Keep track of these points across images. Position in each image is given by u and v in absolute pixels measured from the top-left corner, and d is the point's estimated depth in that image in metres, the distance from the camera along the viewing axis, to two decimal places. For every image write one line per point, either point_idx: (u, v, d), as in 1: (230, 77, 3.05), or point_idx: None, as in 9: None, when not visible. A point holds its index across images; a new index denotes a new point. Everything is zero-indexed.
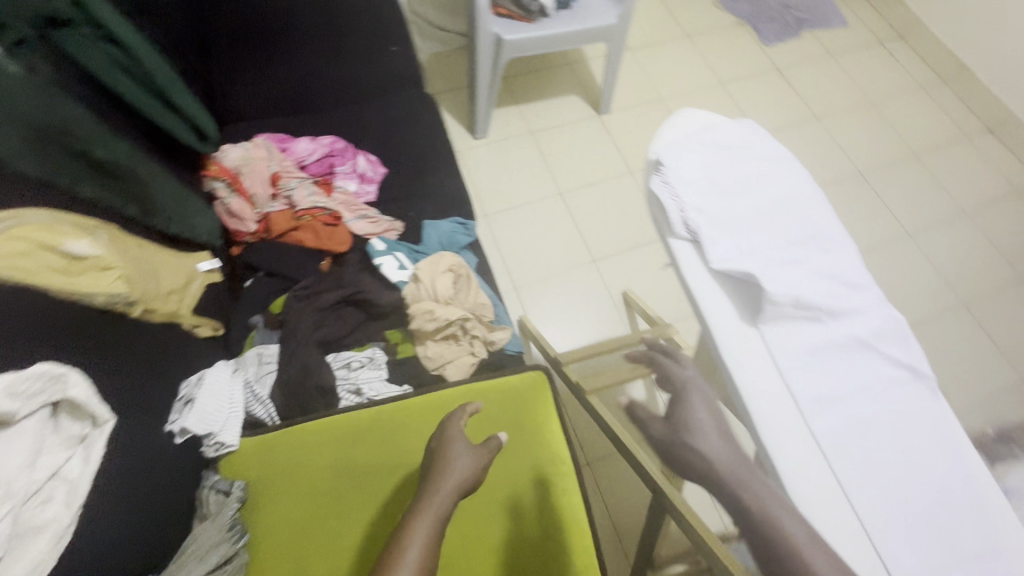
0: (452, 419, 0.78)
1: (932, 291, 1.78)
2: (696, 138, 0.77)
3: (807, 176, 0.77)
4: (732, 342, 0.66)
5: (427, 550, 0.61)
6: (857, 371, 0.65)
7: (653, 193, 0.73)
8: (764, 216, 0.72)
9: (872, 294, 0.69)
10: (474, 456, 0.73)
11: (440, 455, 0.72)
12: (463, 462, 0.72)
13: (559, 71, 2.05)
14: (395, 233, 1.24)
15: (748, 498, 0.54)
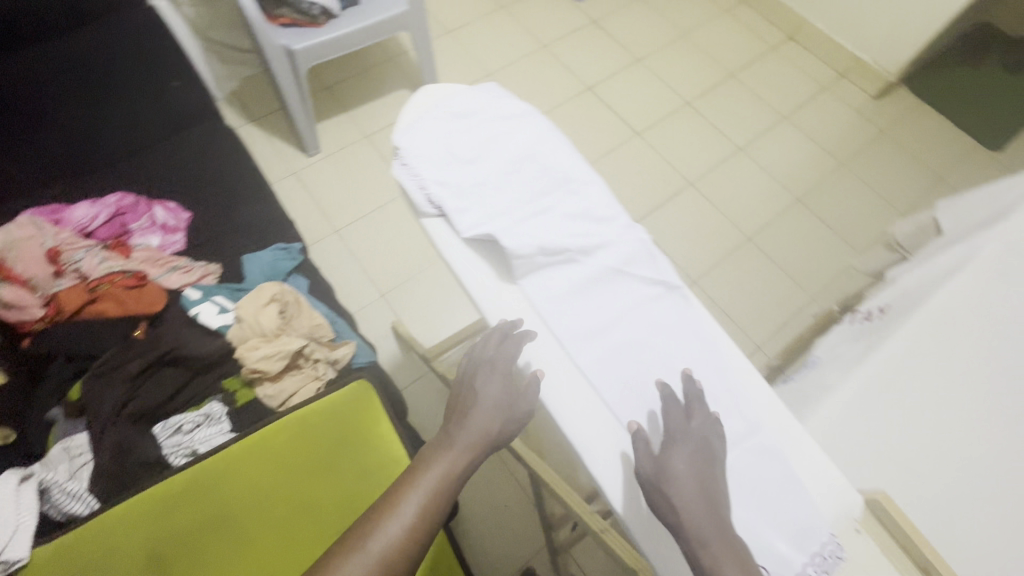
0: (508, 343, 0.65)
1: (769, 195, 1.92)
2: (433, 114, 0.78)
3: (547, 124, 0.79)
4: (496, 303, 0.68)
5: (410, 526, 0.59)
6: (615, 300, 0.69)
7: (397, 178, 0.75)
8: (508, 174, 0.74)
9: (621, 223, 0.72)
10: (503, 400, 0.63)
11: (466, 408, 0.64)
12: (498, 418, 0.63)
13: (381, 68, 2.01)
14: (213, 277, 1.17)
15: (687, 490, 0.56)
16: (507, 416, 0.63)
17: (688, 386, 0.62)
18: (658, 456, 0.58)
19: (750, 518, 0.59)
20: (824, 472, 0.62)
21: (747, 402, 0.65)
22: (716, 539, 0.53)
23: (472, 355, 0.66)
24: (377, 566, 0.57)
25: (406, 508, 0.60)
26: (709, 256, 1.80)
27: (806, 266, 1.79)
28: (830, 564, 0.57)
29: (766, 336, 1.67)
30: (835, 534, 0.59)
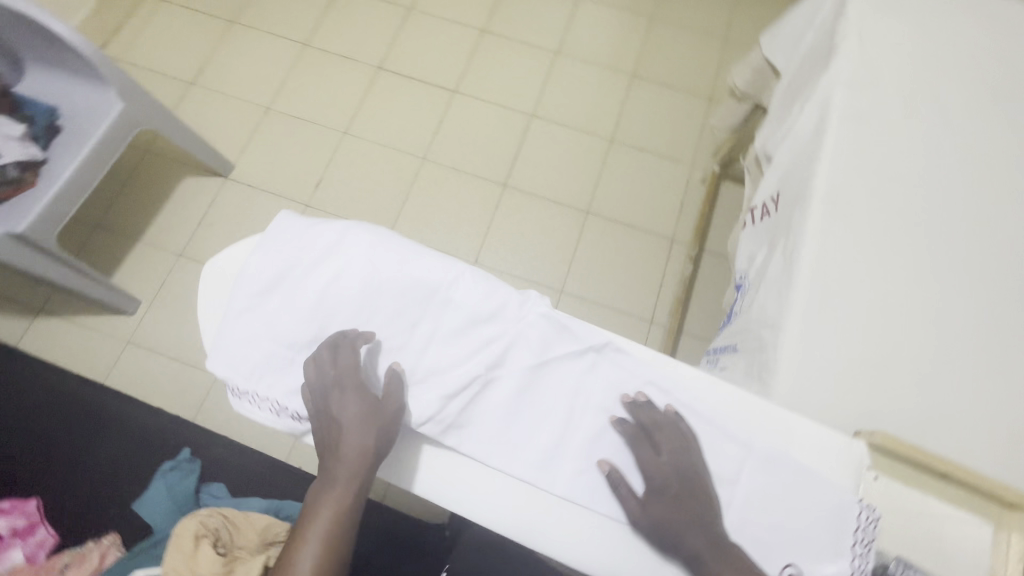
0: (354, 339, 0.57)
1: (607, 84, 1.82)
2: (239, 304, 0.59)
3: (373, 232, 0.63)
4: (441, 483, 0.57)
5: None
6: (555, 397, 0.59)
7: (244, 411, 0.57)
8: (367, 327, 0.59)
9: (514, 305, 0.61)
10: (364, 405, 0.54)
11: (332, 431, 0.54)
12: (365, 412, 0.54)
13: (144, 170, 1.64)
14: (118, 548, 0.95)
15: (680, 529, 0.53)
16: (379, 424, 0.54)
17: (643, 414, 0.58)
18: (640, 504, 0.55)
19: (793, 539, 0.55)
20: (822, 440, 0.59)
21: (728, 420, 0.59)
22: (721, 562, 0.52)
23: (317, 369, 0.56)
24: None
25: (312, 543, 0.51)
26: (588, 176, 1.71)
27: (674, 136, 1.75)
28: (873, 533, 0.56)
29: (675, 225, 1.64)
30: (862, 497, 0.58)
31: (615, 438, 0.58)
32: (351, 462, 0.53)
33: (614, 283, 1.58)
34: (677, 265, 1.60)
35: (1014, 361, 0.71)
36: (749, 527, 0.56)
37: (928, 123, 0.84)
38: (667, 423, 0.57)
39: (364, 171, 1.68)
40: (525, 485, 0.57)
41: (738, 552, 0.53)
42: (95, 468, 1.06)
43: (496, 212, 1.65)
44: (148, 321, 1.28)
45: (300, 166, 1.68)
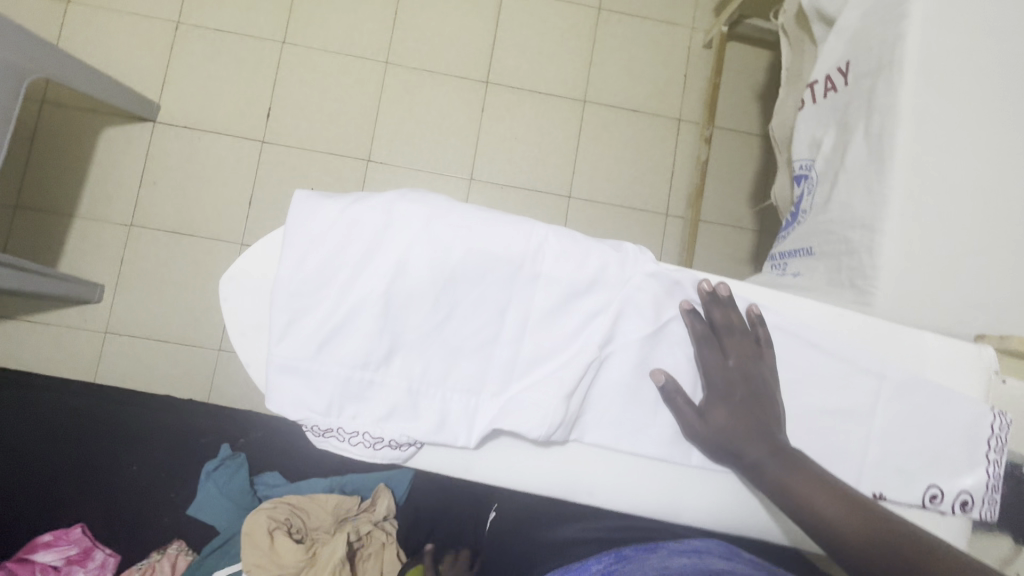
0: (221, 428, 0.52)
1: None
2: (282, 326, 0.46)
3: (421, 202, 0.49)
4: (570, 479, 0.50)
5: None
6: (674, 367, 0.52)
7: (327, 449, 0.47)
8: (448, 324, 0.49)
9: (613, 267, 0.51)
10: None
11: None
12: None
13: (50, 129, 1.34)
14: (188, 553, 0.93)
15: (742, 436, 0.49)
16: None
17: (715, 313, 0.51)
18: (700, 415, 0.50)
19: (934, 460, 0.54)
20: (951, 352, 0.56)
21: (860, 351, 0.54)
22: (779, 466, 0.47)
23: None
24: None
25: None
26: (579, 58, 1.49)
27: None
28: (1006, 437, 0.55)
29: (680, 102, 1.48)
30: (993, 405, 0.55)
31: (687, 354, 0.52)
32: None
33: (624, 178, 1.46)
34: (687, 148, 1.48)
35: None
36: (891, 457, 0.53)
37: None
38: (742, 328, 0.51)
39: (319, 89, 1.42)
40: (659, 462, 0.52)
41: (800, 456, 0.48)
42: (130, 480, 0.99)
43: (482, 116, 1.45)
44: (120, 310, 1.11)
45: (240, 93, 1.40)
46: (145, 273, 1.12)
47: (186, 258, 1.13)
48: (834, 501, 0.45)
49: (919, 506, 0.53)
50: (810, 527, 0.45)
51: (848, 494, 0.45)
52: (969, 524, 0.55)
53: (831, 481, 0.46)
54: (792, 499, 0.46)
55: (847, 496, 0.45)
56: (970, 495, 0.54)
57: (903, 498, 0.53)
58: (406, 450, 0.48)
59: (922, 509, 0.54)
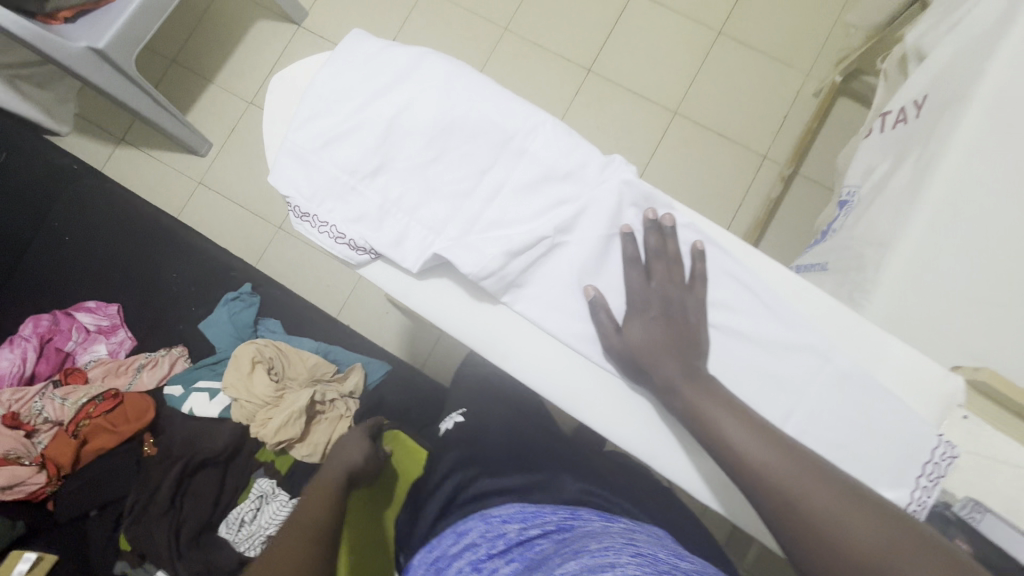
0: None
1: None
2: (302, 119, 0.55)
3: (447, 60, 0.56)
4: (489, 336, 0.54)
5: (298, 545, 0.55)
6: (607, 285, 0.54)
7: (303, 234, 0.55)
8: (433, 166, 0.55)
9: (592, 167, 0.54)
10: None
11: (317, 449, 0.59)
12: None
13: (221, 8, 1.59)
14: (185, 359, 1.07)
15: (652, 353, 0.50)
16: None
17: (651, 238, 0.53)
18: (617, 329, 0.52)
19: (854, 461, 0.51)
20: (913, 364, 0.53)
21: (811, 327, 0.53)
22: (689, 390, 0.48)
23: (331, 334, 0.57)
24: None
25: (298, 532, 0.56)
26: (683, 71, 1.51)
27: (798, 33, 1.49)
28: (946, 469, 0.51)
29: (771, 140, 1.46)
30: (943, 434, 0.51)
31: (618, 272, 0.54)
32: None
33: (689, 194, 1.46)
34: (763, 185, 1.45)
35: None
36: (807, 440, 0.51)
37: None
38: (673, 256, 0.53)
39: (439, 35, 1.56)
40: (574, 354, 0.54)
41: (717, 386, 0.48)
42: (168, 287, 1.14)
43: (574, 98, 1.52)
44: (218, 166, 1.28)
45: (375, 22, 1.57)
46: (246, 142, 1.29)
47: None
48: (747, 431, 0.45)
49: None
50: (713, 451, 0.46)
51: (766, 430, 0.45)
52: None
53: (749, 415, 0.46)
54: (696, 423, 0.47)
55: (761, 430, 0.45)
56: None
57: None
58: (362, 257, 0.55)
59: None
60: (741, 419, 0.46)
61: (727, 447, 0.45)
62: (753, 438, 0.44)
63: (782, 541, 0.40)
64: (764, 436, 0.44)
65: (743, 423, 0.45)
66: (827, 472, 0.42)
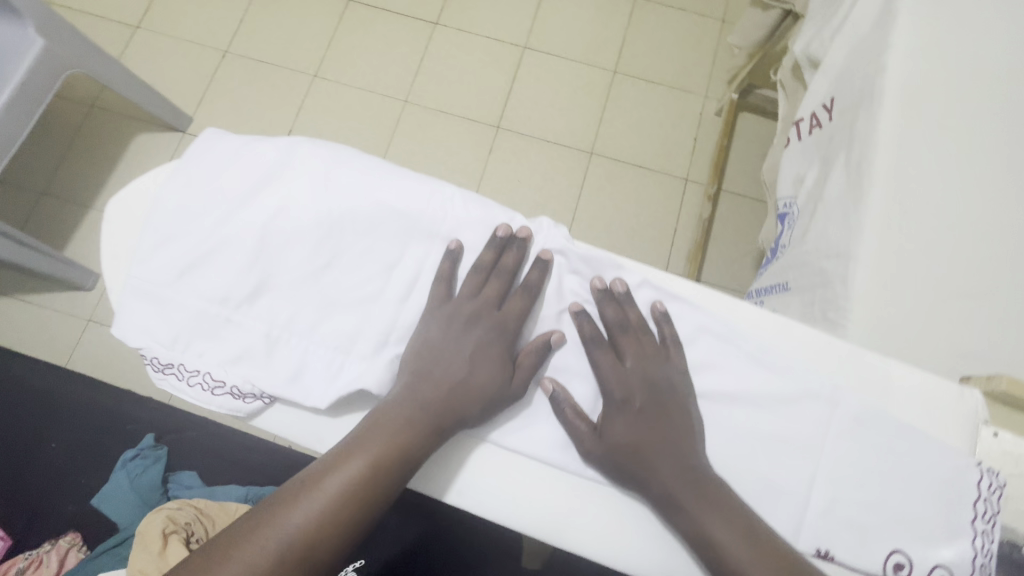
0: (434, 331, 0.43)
1: (608, 5, 1.59)
2: (150, 245, 0.43)
3: (325, 148, 0.48)
4: (432, 470, 0.42)
5: None
6: (574, 371, 0.45)
7: (168, 392, 0.42)
8: (327, 272, 0.44)
9: (519, 244, 0.46)
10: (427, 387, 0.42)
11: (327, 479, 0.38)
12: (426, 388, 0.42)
13: (92, 129, 1.45)
14: (80, 548, 0.85)
15: (642, 454, 0.41)
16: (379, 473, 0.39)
17: (608, 311, 0.45)
18: (595, 429, 0.42)
19: (898, 521, 0.43)
20: (922, 386, 0.46)
21: (804, 371, 0.45)
22: (693, 502, 0.39)
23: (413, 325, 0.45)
24: None
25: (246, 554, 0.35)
26: (589, 113, 1.51)
27: (687, 62, 1.54)
28: (999, 503, 0.43)
29: (689, 163, 1.47)
30: (981, 460, 0.44)
31: (578, 359, 0.45)
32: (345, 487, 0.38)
33: (624, 230, 1.43)
34: (692, 208, 1.44)
35: None
36: (841, 509, 0.43)
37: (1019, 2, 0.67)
38: (639, 326, 0.45)
39: (338, 119, 1.50)
40: (546, 468, 0.43)
41: (724, 490, 0.40)
42: (49, 460, 0.94)
43: (489, 156, 1.48)
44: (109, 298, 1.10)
45: (267, 117, 1.49)
46: None
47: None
48: (758, 557, 0.38)
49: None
50: None
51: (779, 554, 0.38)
52: None
53: (760, 531, 0.39)
54: (703, 546, 0.39)
55: (773, 551, 0.38)
56: (947, 572, 0.42)
57: (855, 562, 0.42)
58: (251, 404, 0.42)
59: None
60: (753, 543, 0.38)
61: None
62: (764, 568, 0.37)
63: None
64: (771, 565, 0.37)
65: (756, 548, 0.38)
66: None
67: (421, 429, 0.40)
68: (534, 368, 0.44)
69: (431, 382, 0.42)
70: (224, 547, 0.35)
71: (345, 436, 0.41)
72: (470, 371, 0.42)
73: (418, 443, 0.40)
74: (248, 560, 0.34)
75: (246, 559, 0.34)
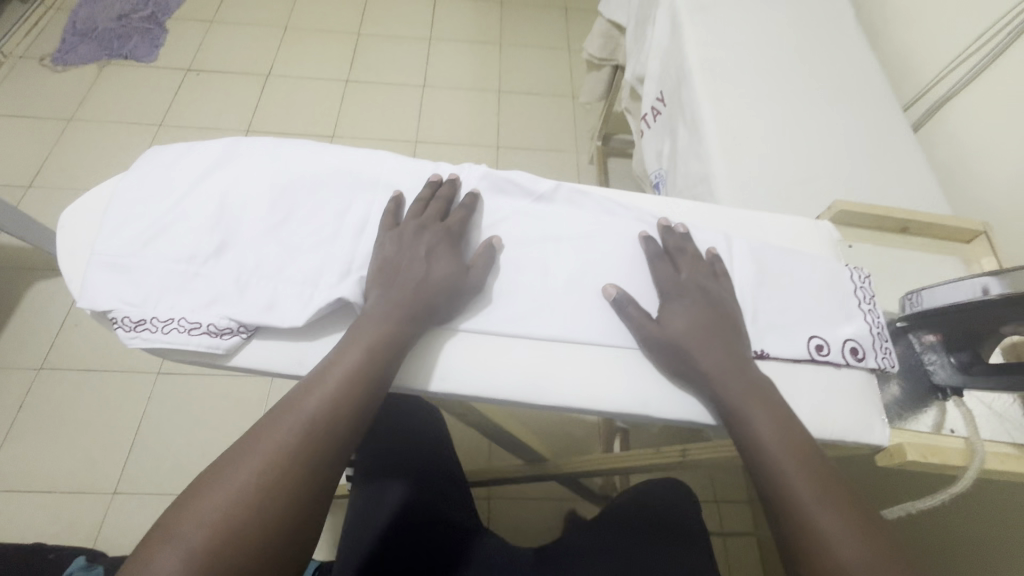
0: (392, 243, 0.48)
1: (478, 100, 1.89)
2: (109, 229, 0.47)
3: (265, 140, 0.55)
4: (413, 364, 0.46)
5: (261, 474, 0.36)
6: (525, 261, 0.52)
7: (143, 348, 0.43)
8: (286, 225, 0.50)
9: (448, 187, 0.52)
10: (401, 286, 0.45)
11: (328, 373, 0.41)
12: (399, 291, 0.45)
13: None
14: None
15: (698, 339, 0.45)
16: (374, 358, 0.42)
17: (668, 239, 0.52)
18: (656, 321, 0.47)
19: (809, 314, 0.52)
20: (787, 224, 0.59)
21: (700, 228, 0.56)
22: (738, 384, 0.43)
23: (384, 244, 0.48)
24: (225, 510, 0.35)
25: (268, 445, 0.37)
26: None
27: (553, 129, 1.85)
28: (870, 288, 0.55)
29: None
30: (850, 264, 0.56)
31: (643, 276, 0.51)
32: (345, 376, 0.41)
33: None
34: None
35: (901, 150, 0.79)
36: (762, 317, 0.51)
37: (759, 7, 0.96)
38: (695, 253, 0.51)
39: None
40: (520, 341, 0.48)
41: (764, 379, 0.45)
42: None
43: None
44: (7, 460, 0.99)
45: None
46: (40, 412, 1.03)
47: (91, 392, 1.06)
48: (777, 428, 0.42)
49: (808, 358, 0.50)
50: (741, 449, 0.42)
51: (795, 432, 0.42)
52: (873, 378, 0.50)
53: (785, 413, 0.43)
54: (733, 417, 0.43)
55: (790, 428, 0.42)
56: (857, 342, 0.51)
57: (786, 353, 0.49)
58: (226, 338, 0.43)
59: (815, 364, 0.50)
60: (769, 411, 0.43)
61: (761, 446, 0.41)
62: (782, 439, 0.41)
63: (772, 527, 0.40)
64: (785, 438, 0.41)
65: (777, 422, 0.42)
66: (835, 479, 0.40)
67: (390, 337, 0.43)
68: (487, 267, 0.49)
69: (394, 291, 0.45)
70: (210, 480, 0.36)
71: (337, 341, 0.44)
72: (428, 269, 0.46)
73: (399, 339, 0.43)
74: (245, 478, 0.36)
75: (239, 481, 0.36)
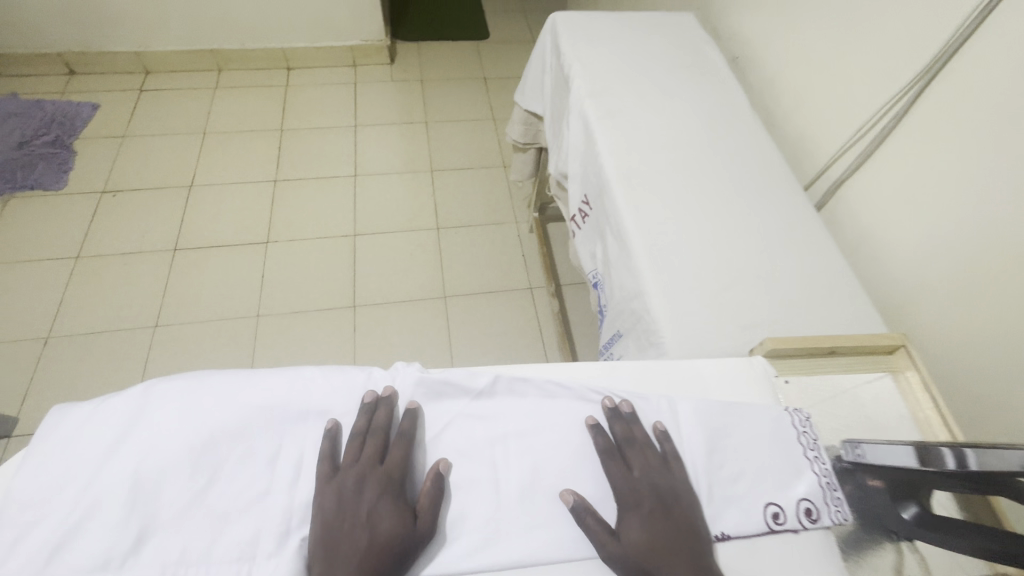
0: (338, 496, 0.46)
1: (412, 184, 1.88)
2: (7, 542, 0.42)
3: (175, 380, 0.51)
4: None
5: None
6: (472, 475, 0.50)
7: None
8: (210, 491, 0.46)
9: (386, 405, 0.52)
10: (349, 556, 0.43)
11: None
12: (348, 562, 0.43)
13: None
14: None
15: (658, 554, 0.45)
16: None
17: (617, 428, 0.53)
18: (615, 535, 0.47)
19: (758, 479, 0.52)
20: (725, 370, 0.60)
21: (642, 395, 0.56)
22: None
23: (327, 496, 0.46)
24: None
25: None
26: (429, 267, 1.70)
27: (491, 203, 1.86)
28: (813, 432, 0.55)
29: (527, 274, 1.71)
30: (790, 406, 0.57)
31: (595, 471, 0.52)
32: None
33: (498, 348, 1.56)
34: (545, 308, 1.64)
35: (810, 247, 0.85)
36: (714, 491, 0.52)
37: (664, 107, 1.00)
38: (643, 440, 0.53)
39: (191, 356, 1.48)
40: (479, 574, 0.46)
41: None
42: None
43: (355, 332, 1.55)
44: None
45: (109, 381, 1.42)
46: None
47: None
48: None
49: (766, 530, 0.50)
50: None
51: None
52: (830, 536, 0.51)
53: None
54: None
55: None
56: (810, 502, 0.51)
57: (745, 530, 0.50)
58: None
59: (773, 534, 0.50)
60: None
61: None
62: None
63: None
64: None
65: None
66: None
67: None
68: (437, 501, 0.47)
69: (337, 564, 0.43)
70: None
71: None
72: (371, 528, 0.45)
73: None
74: None
75: None
